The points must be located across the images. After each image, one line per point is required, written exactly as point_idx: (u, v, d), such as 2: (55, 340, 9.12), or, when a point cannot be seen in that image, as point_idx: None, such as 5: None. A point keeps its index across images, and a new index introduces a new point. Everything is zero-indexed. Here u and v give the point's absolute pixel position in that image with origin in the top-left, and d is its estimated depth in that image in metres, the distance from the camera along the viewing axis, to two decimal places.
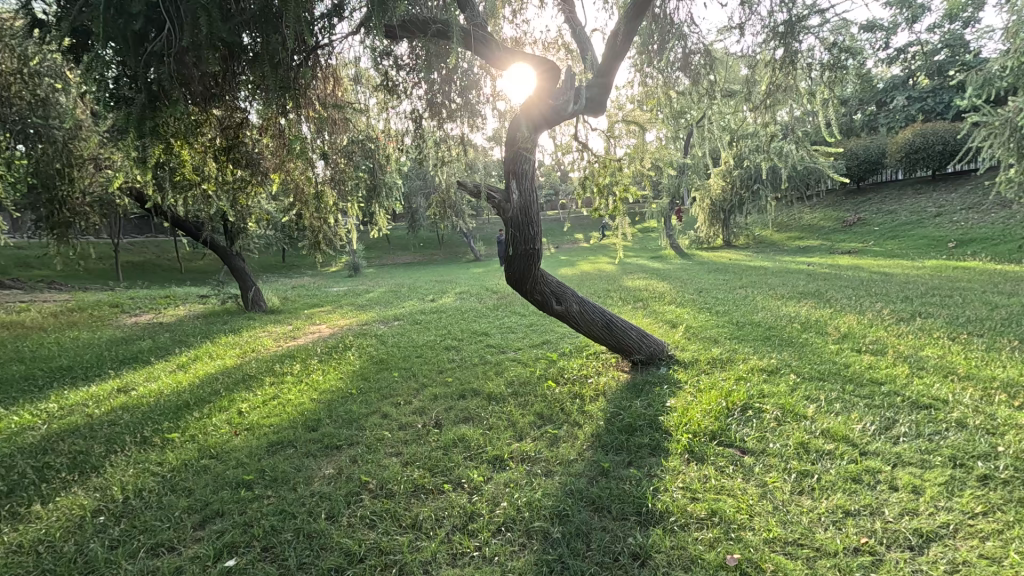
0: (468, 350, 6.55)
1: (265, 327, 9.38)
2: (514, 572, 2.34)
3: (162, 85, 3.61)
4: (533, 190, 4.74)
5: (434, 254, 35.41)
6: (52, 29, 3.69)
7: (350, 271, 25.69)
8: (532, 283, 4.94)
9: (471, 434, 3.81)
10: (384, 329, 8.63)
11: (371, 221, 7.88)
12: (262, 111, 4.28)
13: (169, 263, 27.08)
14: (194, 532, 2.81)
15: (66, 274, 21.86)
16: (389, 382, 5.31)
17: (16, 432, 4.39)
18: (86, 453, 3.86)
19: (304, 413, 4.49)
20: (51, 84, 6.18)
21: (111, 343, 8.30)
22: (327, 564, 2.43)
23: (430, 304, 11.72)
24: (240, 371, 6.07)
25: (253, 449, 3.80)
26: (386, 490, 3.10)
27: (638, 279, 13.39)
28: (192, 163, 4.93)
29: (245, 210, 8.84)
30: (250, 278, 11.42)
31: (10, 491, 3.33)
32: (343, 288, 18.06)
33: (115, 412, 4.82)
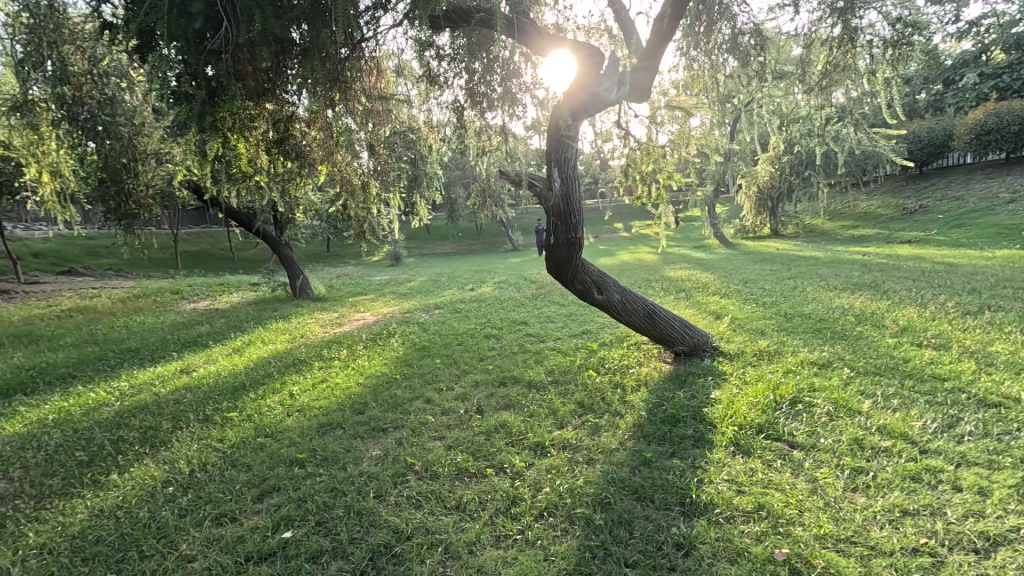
0: (508, 338, 6.60)
1: (313, 314, 9.74)
2: (557, 556, 2.38)
3: (220, 81, 3.77)
4: (575, 178, 4.70)
5: (473, 243, 35.72)
6: (119, 29, 3.90)
7: (390, 260, 26.18)
8: (573, 272, 4.93)
9: (512, 421, 3.86)
10: (425, 317, 8.80)
11: (413, 211, 8.03)
12: (311, 104, 4.41)
13: (223, 252, 28.47)
14: (253, 505, 2.99)
15: (132, 262, 23.36)
16: (432, 368, 5.43)
17: (93, 407, 4.76)
18: (155, 428, 4.15)
19: (351, 397, 4.67)
20: (118, 83, 6.54)
21: (174, 327, 8.83)
22: (377, 541, 2.53)
23: (470, 293, 11.86)
24: (291, 355, 6.34)
25: (305, 429, 3.99)
26: (431, 472, 3.20)
27: (680, 269, 13.08)
28: (246, 155, 5.15)
29: (293, 201, 9.17)
30: (299, 267, 11.86)
31: (91, 461, 3.62)
32: (386, 276, 18.50)
33: (179, 391, 5.14)
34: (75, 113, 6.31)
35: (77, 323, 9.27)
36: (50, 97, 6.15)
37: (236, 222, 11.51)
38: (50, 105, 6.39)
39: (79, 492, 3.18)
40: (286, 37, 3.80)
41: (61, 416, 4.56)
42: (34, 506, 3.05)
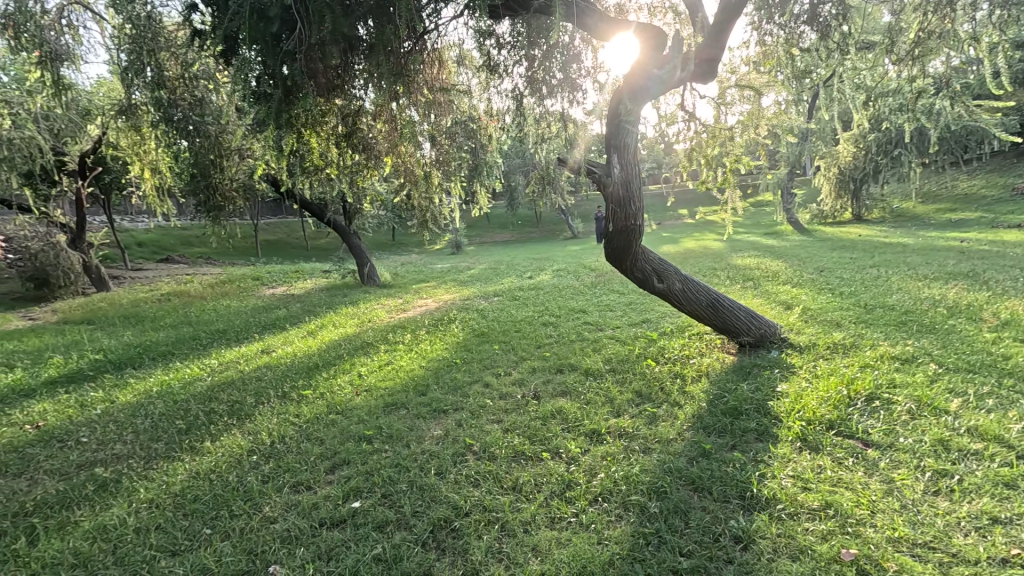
0: (566, 326, 6.62)
1: (379, 300, 10.20)
2: (610, 540, 2.41)
3: (294, 80, 4.04)
4: (635, 164, 4.60)
5: (532, 231, 35.85)
6: (207, 36, 4.24)
7: (452, 248, 26.80)
8: (632, 260, 4.86)
9: (568, 407, 3.89)
10: (485, 304, 8.97)
11: (473, 200, 8.17)
12: (376, 98, 4.61)
13: (299, 241, 30.35)
14: (326, 475, 3.23)
15: (220, 250, 25.43)
16: (490, 354, 5.56)
17: (189, 381, 5.30)
18: (241, 402, 4.56)
19: (414, 379, 4.89)
20: (206, 85, 7.12)
21: (256, 311, 9.56)
22: (437, 515, 2.66)
23: (528, 281, 11.94)
24: (359, 339, 6.71)
25: (372, 407, 4.24)
26: (489, 453, 3.31)
27: (749, 257, 12.46)
28: (319, 149, 5.46)
29: (361, 192, 9.60)
30: (366, 255, 12.42)
31: (188, 428, 4.05)
32: (448, 264, 19.06)
33: (261, 369, 5.61)
34: (171, 114, 6.93)
35: (175, 306, 10.27)
36: (149, 100, 6.78)
37: (309, 212, 12.22)
38: (149, 108, 7.06)
39: (179, 456, 3.57)
40: (353, 34, 3.99)
41: (164, 388, 5.11)
42: (144, 465, 3.47)
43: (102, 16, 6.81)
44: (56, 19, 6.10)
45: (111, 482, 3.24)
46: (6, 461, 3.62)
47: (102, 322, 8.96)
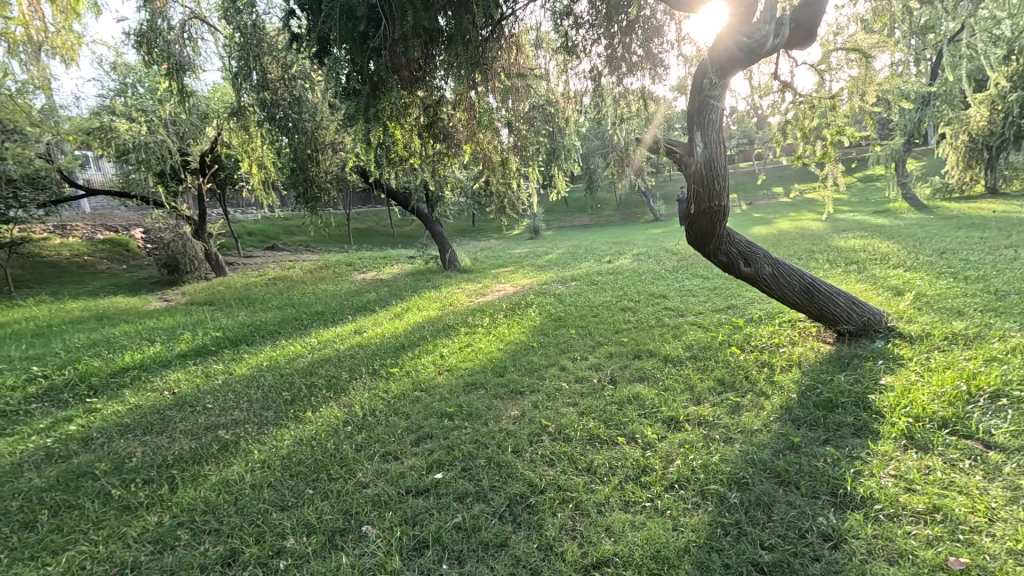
0: (645, 312, 6.46)
1: (460, 285, 10.55)
2: (685, 527, 2.38)
3: (380, 75, 4.33)
4: (720, 141, 4.34)
5: (612, 215, 35.11)
6: (304, 39, 4.60)
7: (530, 234, 26.97)
8: (717, 242, 4.62)
9: (646, 393, 3.84)
10: (562, 289, 8.98)
11: (550, 184, 8.18)
12: (456, 87, 4.74)
13: (387, 229, 32.06)
14: (412, 447, 3.46)
15: (318, 238, 27.54)
16: (567, 338, 5.59)
17: (293, 357, 5.87)
18: (336, 377, 4.98)
19: (492, 360, 5.05)
20: (302, 85, 7.68)
21: (348, 295, 10.27)
22: (513, 491, 2.77)
23: (607, 265, 11.76)
24: (441, 321, 7.02)
25: (453, 386, 4.46)
26: (564, 435, 3.36)
27: (854, 238, 11.35)
28: (403, 141, 5.75)
29: (442, 180, 9.93)
30: (447, 241, 12.86)
31: (293, 398, 4.52)
32: (526, 249, 19.23)
33: (353, 348, 6.07)
34: (273, 113, 7.58)
35: (280, 290, 11.31)
36: (256, 102, 7.45)
37: (395, 201, 12.86)
38: (256, 109, 7.78)
39: (286, 424, 3.98)
40: (434, 27, 4.13)
41: (272, 363, 5.70)
42: (257, 430, 3.91)
43: (216, 28, 7.58)
44: (180, 33, 6.87)
45: (231, 443, 3.70)
46: (151, 421, 4.25)
47: (221, 303, 10.10)
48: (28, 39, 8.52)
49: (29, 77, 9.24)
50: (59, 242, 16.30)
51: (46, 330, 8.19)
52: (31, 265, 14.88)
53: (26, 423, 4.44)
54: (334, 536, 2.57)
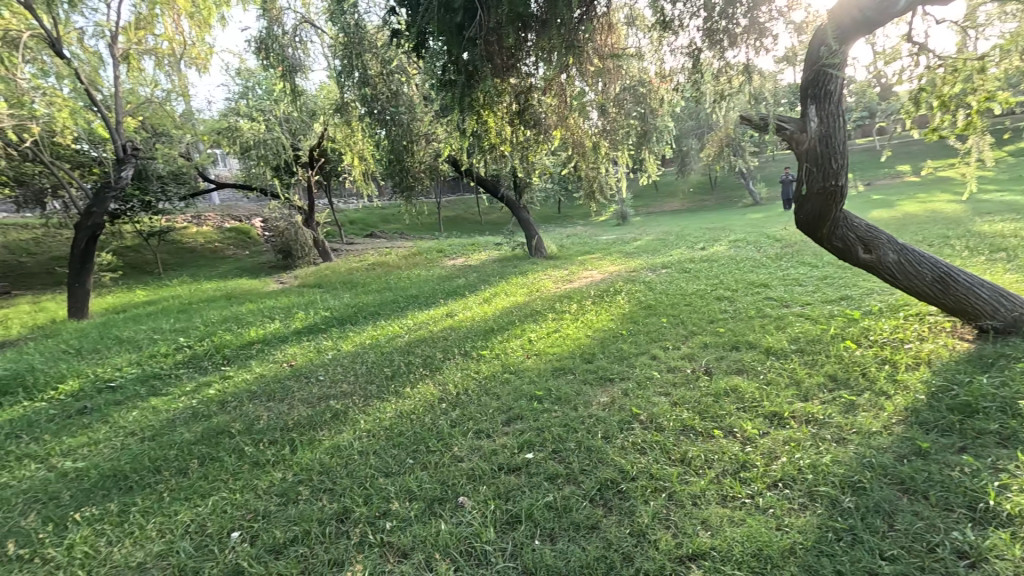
0: (744, 301, 6.09)
1: (547, 271, 10.57)
2: (791, 528, 2.24)
3: (475, 65, 4.46)
4: (840, 115, 3.94)
5: (706, 200, 33.22)
6: (404, 36, 4.85)
7: (618, 220, 26.35)
8: (831, 227, 4.22)
9: (745, 386, 3.64)
10: (653, 276, 8.69)
11: (641, 168, 7.92)
12: (547, 72, 4.73)
13: (474, 216, 32.90)
14: (503, 427, 3.57)
15: (411, 225, 28.92)
16: (658, 327, 5.42)
17: (391, 337, 6.27)
18: (432, 357, 5.26)
19: (581, 347, 5.04)
20: (399, 79, 8.04)
21: (440, 280, 10.72)
22: (603, 476, 2.77)
23: (701, 252, 11.18)
24: (529, 307, 7.11)
25: (541, 370, 4.53)
26: (656, 424, 3.29)
27: (1002, 221, 9.81)
28: (495, 129, 5.85)
29: (531, 167, 9.98)
30: (534, 227, 12.92)
31: (393, 375, 4.84)
32: (614, 236, 18.83)
33: (445, 330, 6.35)
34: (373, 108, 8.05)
35: (378, 274, 12.06)
36: (358, 97, 7.95)
37: (485, 188, 13.14)
38: (357, 105, 8.31)
39: (388, 397, 4.29)
40: (528, 12, 4.15)
41: (373, 341, 6.13)
42: (363, 402, 4.26)
43: (323, 30, 8.17)
44: (293, 37, 7.47)
45: (340, 412, 4.06)
46: (273, 389, 4.77)
47: (328, 286, 10.99)
48: (172, 53, 9.87)
49: (172, 86, 10.53)
50: (196, 231, 18.62)
51: (188, 306, 9.44)
52: (175, 251, 17.16)
53: (176, 386, 5.18)
54: (433, 504, 2.74)
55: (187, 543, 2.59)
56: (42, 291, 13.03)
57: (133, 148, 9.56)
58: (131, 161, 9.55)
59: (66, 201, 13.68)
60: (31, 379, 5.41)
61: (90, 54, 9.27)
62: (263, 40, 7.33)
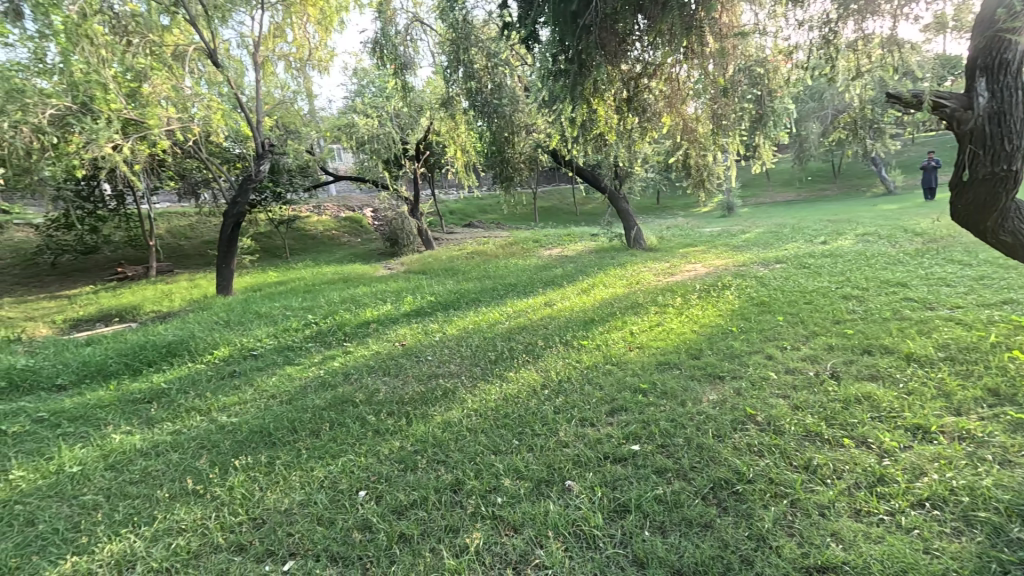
0: (877, 301, 5.47)
1: (647, 263, 10.26)
2: (942, 552, 2.02)
3: (588, 52, 4.50)
4: (1019, 88, 3.36)
5: (827, 189, 30.13)
6: (514, 28, 4.94)
7: (723, 211, 24.80)
8: (999, 218, 3.65)
9: (882, 394, 3.29)
10: (765, 271, 8.09)
11: (756, 154, 7.39)
12: (660, 56, 4.59)
13: (569, 207, 32.70)
14: (607, 417, 3.56)
15: (507, 215, 29.47)
16: (773, 325, 5.06)
17: (492, 323, 6.48)
18: (533, 344, 5.37)
19: (687, 342, 4.85)
20: (502, 70, 8.22)
21: (537, 269, 10.84)
22: (716, 475, 2.66)
23: (822, 247, 10.19)
24: (630, 299, 6.96)
25: (645, 363, 4.43)
26: (774, 427, 3.10)
27: None
28: (603, 118, 5.78)
29: (633, 155, 9.70)
30: (633, 218, 12.55)
31: (496, 359, 5.01)
32: (719, 228, 17.76)
33: (545, 319, 6.43)
34: (477, 101, 8.32)
35: (477, 263, 12.47)
36: (464, 91, 8.27)
37: (584, 178, 12.99)
38: (462, 98, 8.65)
39: (493, 380, 4.46)
40: None
41: (476, 327, 6.37)
42: (470, 382, 4.47)
43: (432, 27, 8.57)
44: (404, 36, 7.92)
45: (450, 391, 4.29)
46: (388, 365, 5.16)
47: (432, 273, 11.58)
48: (301, 57, 10.93)
49: (300, 87, 11.63)
50: (316, 219, 20.49)
51: (312, 287, 10.46)
52: (299, 237, 19.03)
53: (306, 357, 5.80)
54: (540, 485, 2.82)
55: (323, 496, 2.91)
56: (196, 271, 15.15)
57: (269, 144, 10.61)
58: (267, 156, 10.59)
59: (214, 192, 15.69)
60: (193, 344, 6.34)
61: (235, 62, 10.49)
62: (376, 41, 7.85)
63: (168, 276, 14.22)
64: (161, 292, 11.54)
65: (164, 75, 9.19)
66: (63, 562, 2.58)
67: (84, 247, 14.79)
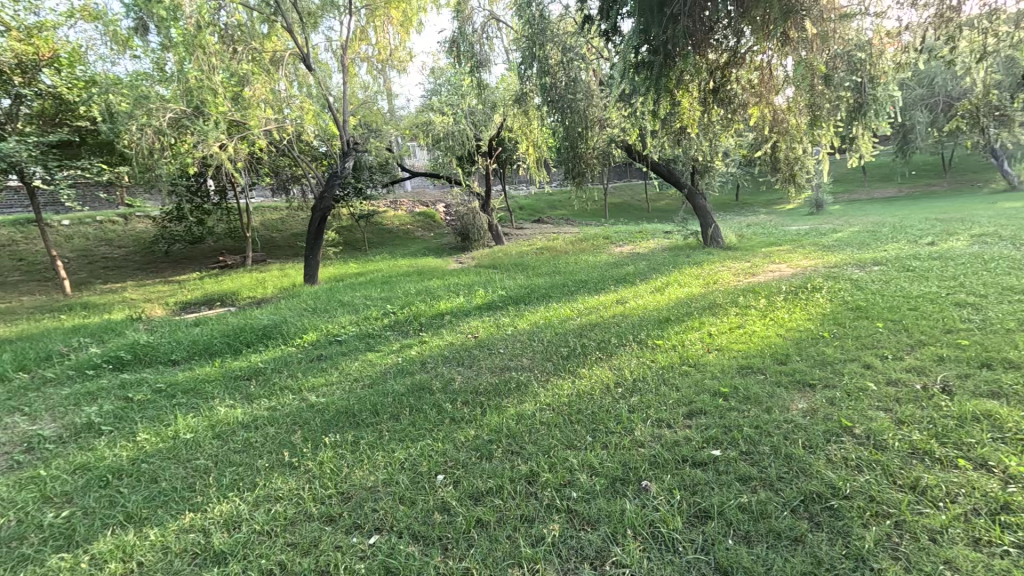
0: (998, 311, 4.89)
1: (725, 262, 9.79)
2: None
3: (675, 41, 4.34)
4: None
5: (935, 185, 27.22)
6: (594, 20, 4.87)
7: (811, 209, 23.13)
8: None
9: (1005, 413, 2.95)
10: (860, 273, 7.48)
11: (854, 146, 6.82)
12: (753, 42, 4.36)
13: (641, 203, 31.88)
14: (685, 419, 3.45)
15: (576, 211, 29.25)
16: (871, 332, 4.66)
17: (564, 319, 6.47)
18: (606, 341, 5.31)
19: (772, 347, 4.58)
20: (578, 64, 8.15)
21: (608, 266, 10.66)
22: (807, 488, 2.51)
23: (929, 248, 9.22)
24: (708, 299, 6.69)
25: (725, 366, 4.24)
26: (875, 441, 2.86)
27: None
28: (687, 110, 5.59)
29: (714, 149, 9.28)
30: (711, 215, 12.01)
31: (568, 355, 5.00)
32: (806, 226, 16.54)
33: (617, 316, 6.33)
34: (551, 96, 8.32)
35: (548, 258, 12.49)
36: (538, 87, 8.33)
37: (659, 173, 12.60)
38: (536, 94, 8.69)
39: (566, 375, 4.47)
40: None
41: (547, 322, 6.40)
42: (542, 376, 4.51)
43: (509, 24, 8.66)
44: (480, 34, 8.06)
45: (522, 384, 4.34)
46: (462, 355, 5.32)
47: (502, 267, 11.75)
48: (383, 58, 11.43)
49: (381, 87, 12.18)
50: (393, 214, 21.41)
51: (389, 279, 10.95)
52: (377, 231, 19.96)
53: (385, 344, 6.10)
54: (615, 482, 2.79)
55: (404, 477, 3.05)
56: (286, 261, 16.33)
57: (354, 142, 11.18)
58: (352, 153, 11.17)
59: (302, 188, 16.80)
60: (285, 329, 6.85)
61: (323, 66, 11.20)
62: (454, 40, 8.04)
63: (261, 265, 15.45)
64: (256, 280, 12.56)
65: (263, 79, 9.90)
66: (182, 516, 2.90)
67: (191, 237, 16.37)
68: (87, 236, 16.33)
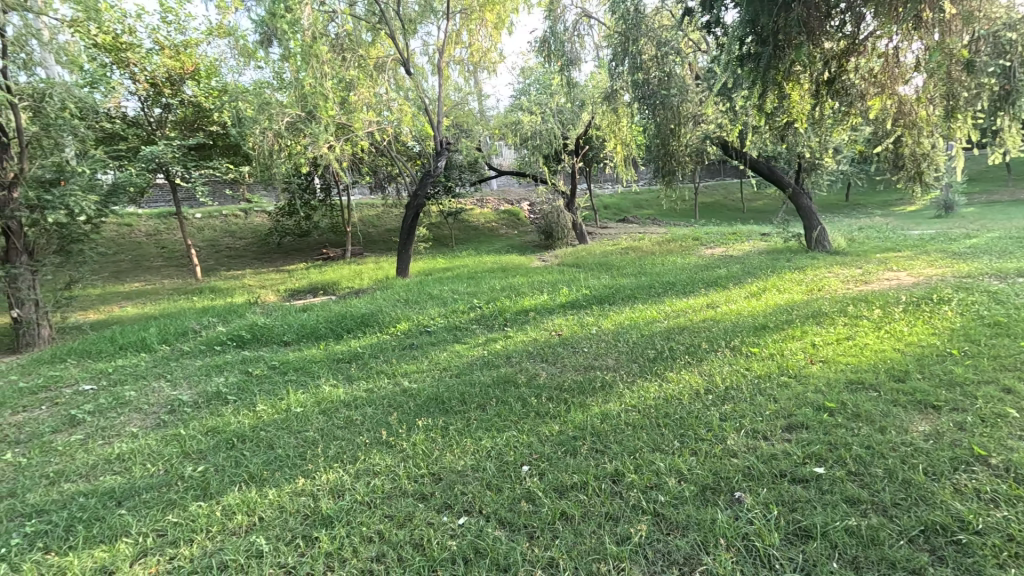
0: None
1: (832, 268, 9.01)
2: None
3: (787, 31, 4.07)
4: None
5: None
6: (695, 13, 4.70)
7: (938, 210, 20.57)
8: None
9: None
10: (1000, 285, 6.56)
11: (998, 140, 5.98)
12: (878, 27, 3.98)
13: (735, 203, 30.16)
14: (784, 433, 3.25)
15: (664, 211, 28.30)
16: (1013, 352, 4.08)
17: (650, 321, 6.32)
18: (696, 346, 5.12)
19: (887, 362, 4.16)
20: (673, 58, 7.89)
21: (698, 268, 10.21)
22: (930, 517, 2.28)
23: None
24: (810, 307, 6.21)
25: (831, 380, 3.92)
26: (1016, 474, 2.53)
27: None
28: (797, 103, 5.22)
29: (823, 144, 8.56)
30: (816, 217, 11.10)
31: (655, 358, 4.88)
32: (932, 229, 14.74)
33: (707, 321, 6.06)
34: (644, 93, 8.12)
35: (633, 258, 12.21)
36: (629, 83, 8.18)
37: (758, 171, 11.84)
38: (627, 91, 8.54)
39: (652, 378, 4.38)
40: None
41: (632, 323, 6.29)
42: (627, 377, 4.45)
43: (602, 20, 8.58)
44: (572, 32, 8.05)
45: (607, 384, 4.31)
46: (546, 352, 5.39)
47: (586, 266, 11.68)
48: (476, 61, 11.77)
49: (473, 88, 12.53)
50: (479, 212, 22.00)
51: (475, 274, 11.30)
52: (464, 228, 20.61)
53: (471, 337, 6.33)
54: (705, 490, 2.70)
55: (491, 465, 3.17)
56: (380, 254, 17.38)
57: (447, 142, 11.52)
58: (444, 153, 11.51)
59: (396, 186, 17.77)
60: (380, 318, 7.32)
61: (420, 70, 11.75)
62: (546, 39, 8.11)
63: (358, 258, 16.57)
64: (354, 271, 13.50)
65: (367, 84, 10.69)
66: (295, 480, 3.22)
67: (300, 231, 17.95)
68: (215, 228, 18.44)
